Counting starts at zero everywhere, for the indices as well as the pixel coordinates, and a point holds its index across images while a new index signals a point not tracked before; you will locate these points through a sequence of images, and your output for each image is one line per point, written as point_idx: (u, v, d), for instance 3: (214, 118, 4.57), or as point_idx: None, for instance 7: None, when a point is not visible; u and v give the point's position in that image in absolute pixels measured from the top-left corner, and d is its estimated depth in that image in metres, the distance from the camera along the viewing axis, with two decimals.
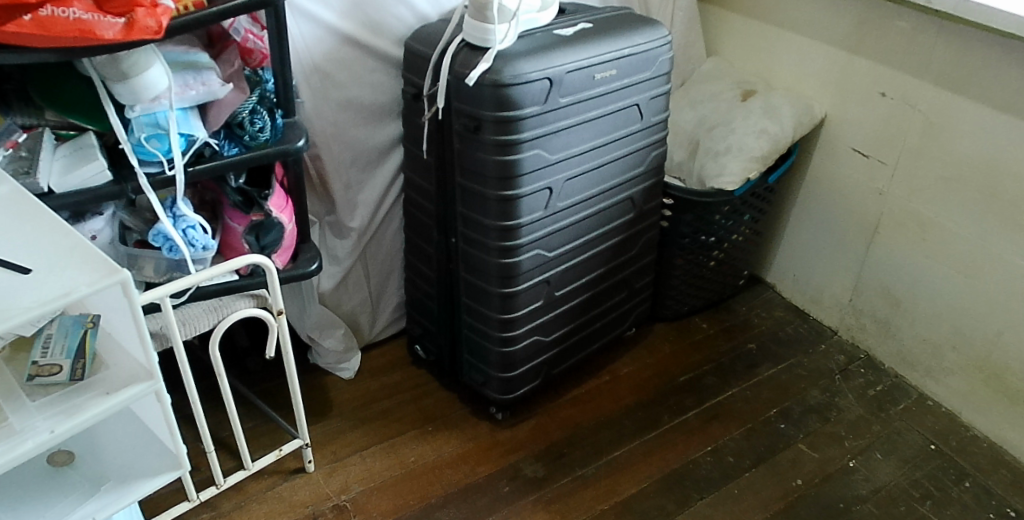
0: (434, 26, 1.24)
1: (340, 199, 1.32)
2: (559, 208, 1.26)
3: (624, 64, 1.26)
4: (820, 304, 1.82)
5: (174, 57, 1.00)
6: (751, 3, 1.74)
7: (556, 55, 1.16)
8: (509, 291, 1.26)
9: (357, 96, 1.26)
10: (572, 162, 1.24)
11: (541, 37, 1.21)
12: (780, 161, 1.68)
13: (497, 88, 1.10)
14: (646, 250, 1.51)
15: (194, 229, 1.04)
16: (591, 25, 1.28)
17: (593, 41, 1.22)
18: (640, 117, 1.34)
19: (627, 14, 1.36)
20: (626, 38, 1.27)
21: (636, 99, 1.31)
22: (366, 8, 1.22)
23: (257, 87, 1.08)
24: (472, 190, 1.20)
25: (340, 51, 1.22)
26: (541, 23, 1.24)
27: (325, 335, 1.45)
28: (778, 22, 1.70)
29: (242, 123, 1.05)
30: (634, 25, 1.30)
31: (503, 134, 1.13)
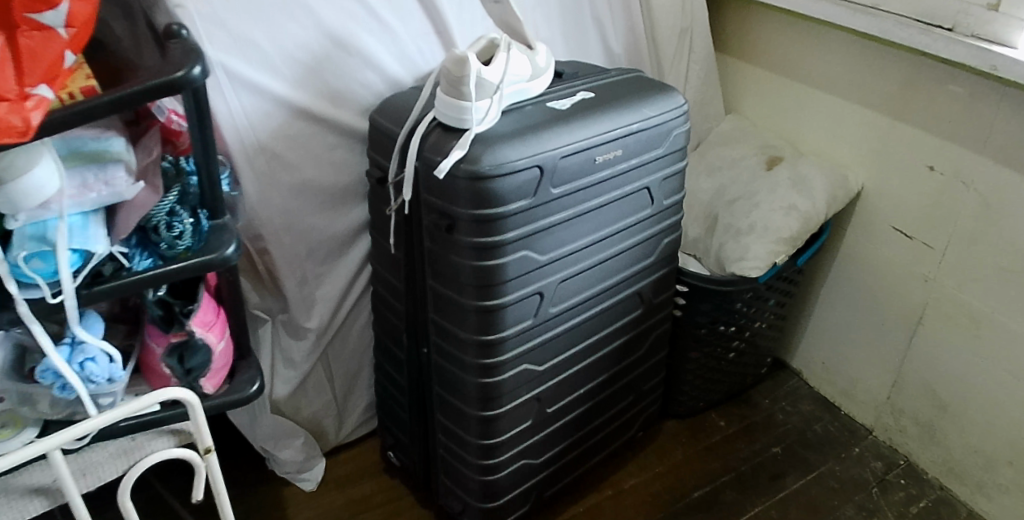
0: (407, 96, 1.05)
1: (293, 296, 1.11)
2: (552, 314, 1.06)
3: (632, 142, 1.06)
4: (854, 398, 1.63)
5: (78, 145, 0.80)
6: (776, 57, 1.54)
7: (547, 136, 0.96)
8: (490, 415, 1.06)
9: (314, 177, 1.06)
10: (567, 261, 1.04)
11: (532, 113, 1.00)
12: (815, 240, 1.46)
13: (474, 182, 0.89)
14: (656, 347, 1.32)
15: (94, 361, 0.84)
16: (593, 94, 1.07)
17: (593, 117, 1.01)
18: (651, 201, 1.13)
19: (635, 77, 1.16)
20: (633, 110, 1.06)
21: (646, 181, 1.10)
22: (324, 75, 1.03)
23: (177, 183, 0.88)
24: (447, 298, 1.00)
25: (293, 127, 1.02)
26: (532, 94, 1.02)
27: (280, 446, 1.24)
28: (807, 79, 1.50)
29: (158, 227, 0.85)
30: (641, 93, 1.10)
31: (482, 236, 0.92)
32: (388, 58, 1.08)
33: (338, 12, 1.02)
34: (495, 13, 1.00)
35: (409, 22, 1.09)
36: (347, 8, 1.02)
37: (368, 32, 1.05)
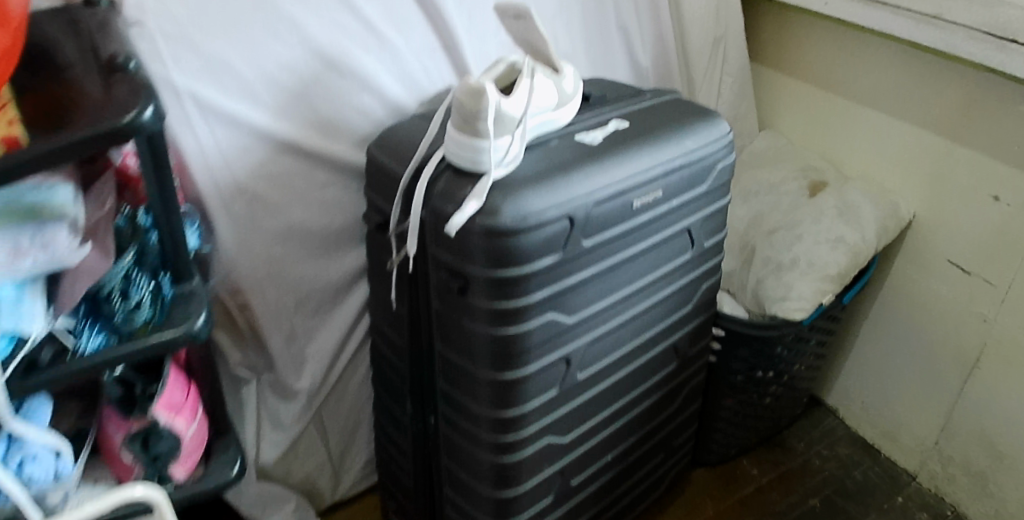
0: (411, 125, 0.90)
1: (280, 355, 0.97)
2: (579, 379, 0.91)
3: (673, 181, 0.91)
4: (896, 441, 1.49)
5: (16, 197, 0.64)
6: (818, 69, 1.39)
7: (579, 180, 0.81)
8: (506, 495, 0.92)
9: (304, 220, 0.91)
10: (598, 319, 0.89)
11: (558, 150, 0.85)
12: (861, 275, 1.32)
13: (493, 238, 0.74)
14: (690, 400, 1.18)
15: (35, 461, 0.70)
16: (627, 124, 0.92)
17: (630, 154, 0.86)
18: (691, 244, 0.99)
19: (674, 101, 1.01)
20: (675, 143, 0.91)
21: (687, 223, 0.96)
22: (313, 101, 0.88)
23: (134, 238, 0.72)
24: (458, 366, 0.85)
25: (277, 163, 0.88)
26: (559, 125, 0.87)
27: (269, 512, 1.07)
28: (854, 95, 1.35)
29: (111, 296, 0.70)
30: (683, 122, 0.95)
31: (500, 300, 0.78)
32: (387, 79, 0.93)
33: (329, 28, 0.87)
34: (515, 30, 0.84)
35: (413, 37, 0.94)
36: (339, 22, 0.87)
37: (364, 50, 0.90)
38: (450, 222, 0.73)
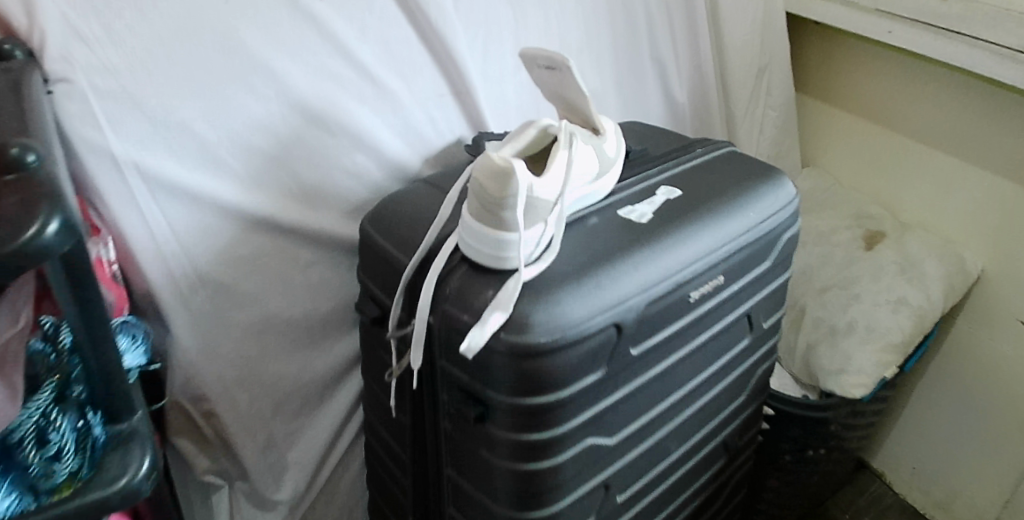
0: (415, 195, 0.74)
1: (255, 467, 0.80)
2: (619, 503, 0.75)
3: (734, 262, 0.74)
4: (953, 515, 1.33)
5: None
6: (868, 101, 1.24)
7: (625, 273, 0.64)
8: None
9: (281, 308, 0.75)
10: (643, 432, 0.73)
11: (599, 231, 0.68)
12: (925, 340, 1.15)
13: (519, 360, 0.58)
14: (736, 491, 1.02)
15: None
16: (679, 192, 0.76)
17: (685, 235, 0.70)
18: (750, 329, 0.82)
19: (729, 158, 0.84)
20: (736, 216, 0.75)
21: (747, 307, 0.79)
22: (293, 165, 0.72)
23: (54, 373, 0.57)
24: (474, 497, 0.69)
25: (247, 243, 0.71)
26: (598, 197, 0.71)
27: None
28: (914, 132, 1.19)
29: (23, 443, 0.52)
30: (742, 186, 0.78)
31: (528, 432, 0.61)
32: (386, 134, 0.77)
33: (313, 75, 0.72)
34: (544, 82, 0.68)
35: (417, 81, 0.79)
36: (329, 70, 0.73)
37: (358, 99, 0.75)
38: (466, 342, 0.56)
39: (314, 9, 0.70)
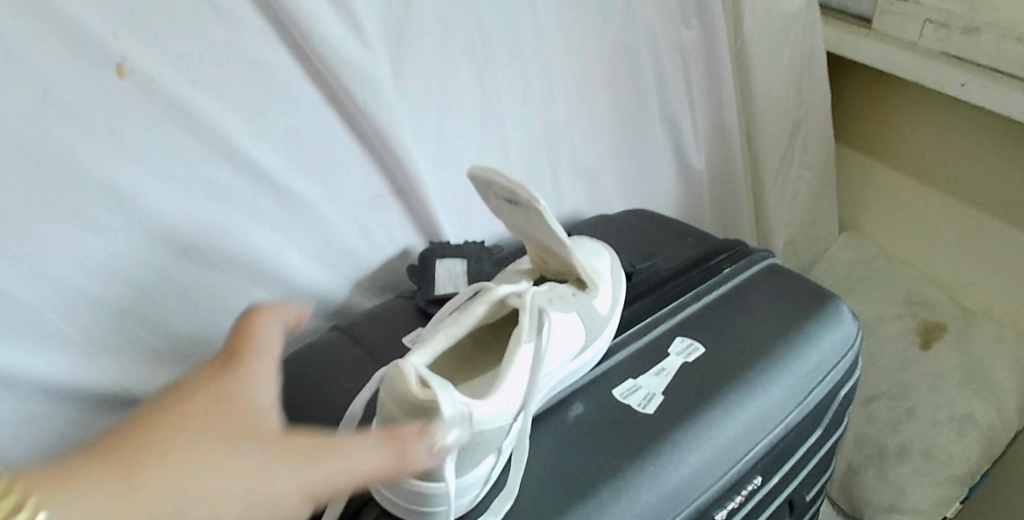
0: (325, 350, 0.55)
1: None
2: None
3: (774, 452, 0.53)
4: None
5: None
6: (920, 159, 1.01)
7: (611, 516, 0.44)
8: None
9: None
10: None
11: (580, 431, 0.48)
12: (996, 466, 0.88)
13: None
14: None
15: None
16: (700, 349, 0.54)
17: (706, 432, 0.49)
18: (791, 512, 0.61)
19: (767, 279, 0.62)
20: (778, 386, 0.53)
21: (789, 492, 0.58)
22: (156, 314, 0.53)
23: None
24: None
25: (90, 430, 0.52)
26: (582, 370, 0.49)
27: None
28: (992, 207, 0.94)
29: None
30: (784, 331, 0.57)
31: None
32: (296, 258, 0.59)
33: (185, 191, 0.52)
34: (500, 215, 0.45)
35: (344, 185, 0.60)
36: (209, 178, 0.53)
37: (256, 215, 0.56)
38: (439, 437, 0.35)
39: (185, 101, 0.50)
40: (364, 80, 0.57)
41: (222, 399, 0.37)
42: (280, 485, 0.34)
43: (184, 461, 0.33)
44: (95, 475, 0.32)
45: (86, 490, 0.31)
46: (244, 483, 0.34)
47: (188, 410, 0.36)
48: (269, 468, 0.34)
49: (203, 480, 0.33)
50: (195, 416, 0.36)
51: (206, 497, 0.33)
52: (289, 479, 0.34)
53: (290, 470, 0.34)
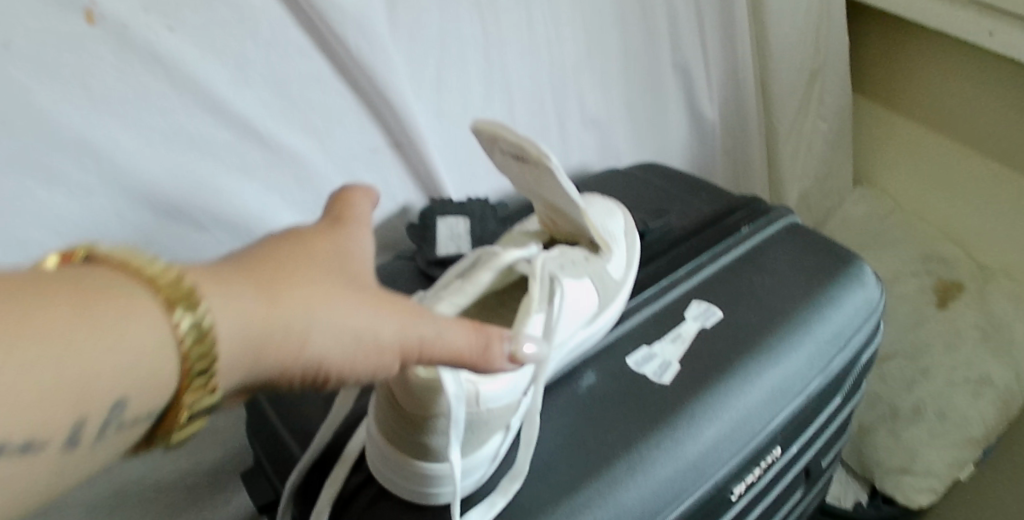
0: None
1: None
2: None
3: (794, 421, 0.50)
4: None
5: None
6: (941, 111, 0.94)
7: (624, 494, 0.41)
8: None
9: (141, 470, 0.55)
10: None
11: (591, 403, 0.45)
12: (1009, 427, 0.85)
13: None
14: None
15: None
16: (718, 313, 0.51)
17: (724, 403, 0.46)
18: (806, 479, 0.59)
19: (788, 238, 0.59)
20: (800, 352, 0.50)
21: (806, 460, 0.56)
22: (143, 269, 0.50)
23: None
24: None
25: None
26: (594, 338, 0.46)
27: None
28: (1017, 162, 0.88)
29: None
30: (807, 293, 0.53)
31: None
32: (289, 217, 0.55)
33: (166, 147, 0.48)
34: (509, 172, 0.42)
35: (339, 140, 0.57)
36: (191, 132, 0.49)
37: (243, 173, 0.52)
38: (513, 346, 0.32)
39: (159, 46, 0.46)
40: (354, 24, 0.52)
41: (336, 244, 0.31)
42: (412, 339, 0.30)
43: (322, 284, 0.28)
44: (237, 278, 0.26)
45: (235, 292, 0.26)
46: (378, 330, 0.29)
47: (309, 242, 0.30)
48: (402, 316, 0.30)
49: (346, 308, 0.28)
50: (321, 250, 0.30)
51: (340, 333, 0.28)
52: (419, 334, 0.30)
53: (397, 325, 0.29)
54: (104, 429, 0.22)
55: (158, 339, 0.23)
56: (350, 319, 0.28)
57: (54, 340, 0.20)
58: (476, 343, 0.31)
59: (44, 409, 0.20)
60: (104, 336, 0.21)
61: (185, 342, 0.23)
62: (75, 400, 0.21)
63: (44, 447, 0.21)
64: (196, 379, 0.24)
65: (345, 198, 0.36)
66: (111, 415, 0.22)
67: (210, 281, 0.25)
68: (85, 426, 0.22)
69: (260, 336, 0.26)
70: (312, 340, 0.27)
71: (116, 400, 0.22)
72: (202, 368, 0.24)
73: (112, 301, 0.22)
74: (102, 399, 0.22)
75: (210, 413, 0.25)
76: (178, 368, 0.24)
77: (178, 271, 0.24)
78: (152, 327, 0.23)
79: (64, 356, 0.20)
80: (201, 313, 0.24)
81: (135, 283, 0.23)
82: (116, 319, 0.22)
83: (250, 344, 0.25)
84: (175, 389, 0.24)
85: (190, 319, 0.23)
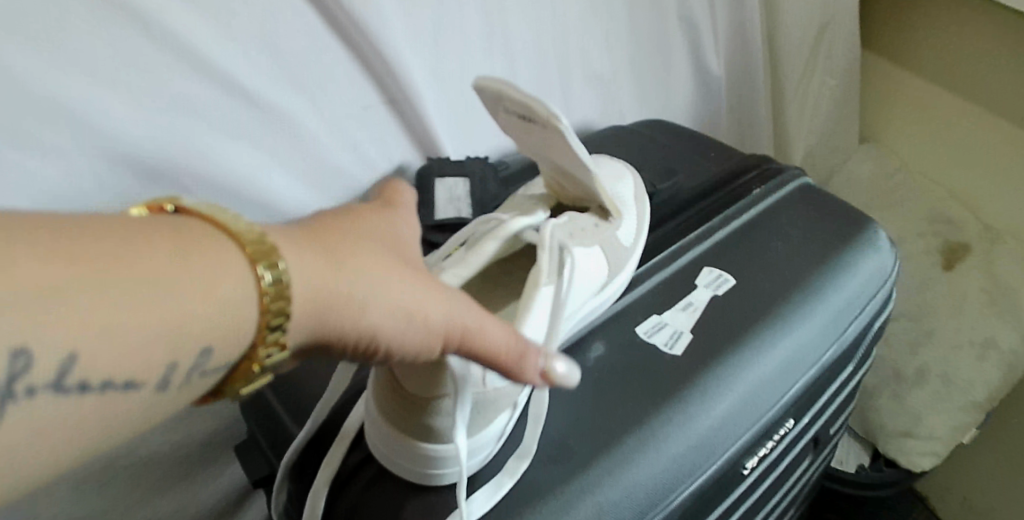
0: None
1: None
2: None
3: (806, 392, 0.48)
4: None
5: None
6: (950, 67, 0.88)
7: (634, 473, 0.40)
8: None
9: (130, 443, 0.53)
10: None
11: (598, 377, 0.43)
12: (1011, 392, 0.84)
13: None
14: None
15: None
16: (730, 281, 0.49)
17: (735, 377, 0.44)
18: (814, 447, 0.58)
19: (800, 201, 0.56)
20: (814, 323, 0.48)
21: (815, 430, 0.54)
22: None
23: None
24: None
25: None
26: (603, 307, 0.44)
27: None
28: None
29: None
30: (821, 260, 0.51)
31: None
32: (280, 179, 0.53)
33: (146, 105, 0.45)
34: (513, 132, 0.39)
35: (331, 98, 0.53)
36: (171, 90, 0.46)
37: (233, 134, 0.49)
38: (549, 362, 0.31)
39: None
40: None
41: (393, 224, 0.31)
42: (462, 326, 0.29)
43: (384, 259, 0.28)
44: (309, 241, 0.26)
45: (306, 255, 0.25)
46: (432, 314, 0.28)
47: (365, 217, 0.30)
48: (455, 301, 0.29)
49: (402, 288, 0.27)
50: (377, 229, 0.29)
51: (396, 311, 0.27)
52: (469, 322, 0.29)
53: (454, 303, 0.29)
54: (191, 374, 0.23)
55: (245, 291, 0.23)
56: (407, 297, 0.27)
57: (152, 282, 0.21)
58: (514, 346, 0.30)
59: (145, 347, 0.22)
60: (199, 281, 0.22)
61: (266, 295, 0.24)
62: (168, 342, 0.22)
63: (139, 385, 0.22)
64: (270, 335, 0.24)
65: (398, 182, 0.35)
66: (197, 361, 0.23)
67: (287, 241, 0.25)
68: (176, 369, 0.23)
69: (327, 302, 0.25)
70: (370, 313, 0.27)
71: (205, 347, 0.23)
72: (276, 324, 0.24)
73: (202, 256, 0.23)
74: (193, 344, 0.23)
75: (274, 372, 0.25)
76: (256, 321, 0.24)
77: (261, 229, 0.25)
78: (241, 278, 0.23)
79: (158, 298, 0.22)
80: (282, 270, 0.24)
81: (226, 236, 0.24)
82: (209, 267, 0.23)
83: (318, 309, 0.25)
84: (250, 343, 0.24)
85: (272, 275, 0.24)
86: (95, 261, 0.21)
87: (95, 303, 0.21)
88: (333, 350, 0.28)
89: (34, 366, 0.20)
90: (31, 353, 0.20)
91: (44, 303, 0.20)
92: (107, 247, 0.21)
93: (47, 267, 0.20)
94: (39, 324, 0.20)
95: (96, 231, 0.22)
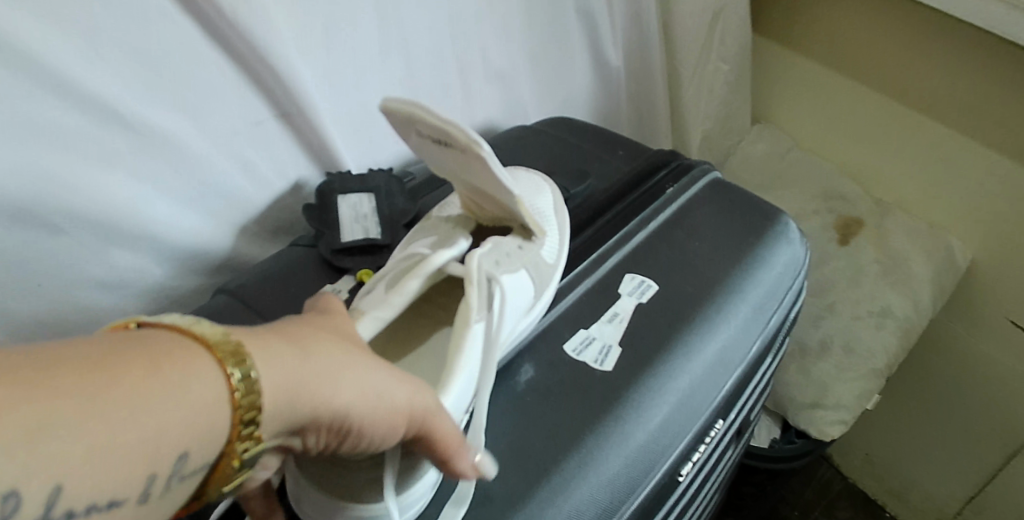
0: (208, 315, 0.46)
1: None
2: None
3: (736, 389, 0.49)
4: None
5: None
6: (838, 49, 0.91)
7: (578, 495, 0.38)
8: None
9: None
10: None
11: (534, 398, 0.42)
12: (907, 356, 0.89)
13: None
14: None
15: None
16: (654, 286, 0.48)
17: (668, 386, 0.43)
18: (737, 436, 0.59)
19: (714, 196, 0.56)
20: (740, 322, 0.48)
21: (741, 420, 0.55)
22: (28, 286, 0.44)
23: None
24: None
25: None
26: (530, 327, 0.43)
27: None
28: (934, 109, 0.83)
29: None
30: (741, 256, 0.51)
31: None
32: (163, 208, 0.48)
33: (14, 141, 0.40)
34: (427, 156, 0.37)
35: (215, 115, 0.48)
36: (43, 121, 0.41)
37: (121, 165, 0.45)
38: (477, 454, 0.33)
39: None
40: None
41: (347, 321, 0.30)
42: (424, 401, 0.29)
43: (348, 348, 0.27)
44: (271, 336, 0.26)
45: (272, 352, 0.25)
46: (396, 395, 0.28)
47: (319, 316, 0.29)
48: (412, 383, 0.29)
49: (368, 372, 0.27)
50: (327, 321, 0.29)
51: (363, 393, 0.27)
52: (429, 403, 0.29)
53: (410, 384, 0.29)
54: (171, 480, 0.23)
55: (212, 395, 0.23)
56: (368, 382, 0.27)
57: (129, 404, 0.21)
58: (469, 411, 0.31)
59: (119, 467, 0.21)
60: (168, 394, 0.22)
61: (238, 401, 0.23)
62: (143, 456, 0.21)
63: (121, 502, 0.21)
64: (244, 429, 0.24)
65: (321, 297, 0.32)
66: (175, 468, 0.22)
67: (256, 340, 0.25)
68: (156, 480, 0.22)
69: (299, 392, 0.25)
70: (341, 392, 0.26)
71: (179, 453, 0.22)
72: (249, 419, 0.24)
73: (171, 369, 0.22)
74: (169, 451, 0.22)
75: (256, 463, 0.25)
76: (229, 420, 0.23)
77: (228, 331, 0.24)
78: (210, 383, 0.23)
79: (137, 417, 0.21)
80: (253, 372, 0.24)
81: (197, 343, 0.23)
82: (177, 379, 0.22)
83: (296, 403, 0.25)
84: (226, 440, 0.23)
85: (241, 373, 0.23)
86: (72, 393, 0.20)
87: (71, 432, 0.20)
88: (304, 436, 0.27)
89: (22, 506, 0.19)
90: (18, 491, 0.19)
91: (29, 449, 0.19)
92: (78, 377, 0.20)
93: (13, 405, 0.19)
94: (13, 465, 0.19)
95: (74, 361, 0.21)
